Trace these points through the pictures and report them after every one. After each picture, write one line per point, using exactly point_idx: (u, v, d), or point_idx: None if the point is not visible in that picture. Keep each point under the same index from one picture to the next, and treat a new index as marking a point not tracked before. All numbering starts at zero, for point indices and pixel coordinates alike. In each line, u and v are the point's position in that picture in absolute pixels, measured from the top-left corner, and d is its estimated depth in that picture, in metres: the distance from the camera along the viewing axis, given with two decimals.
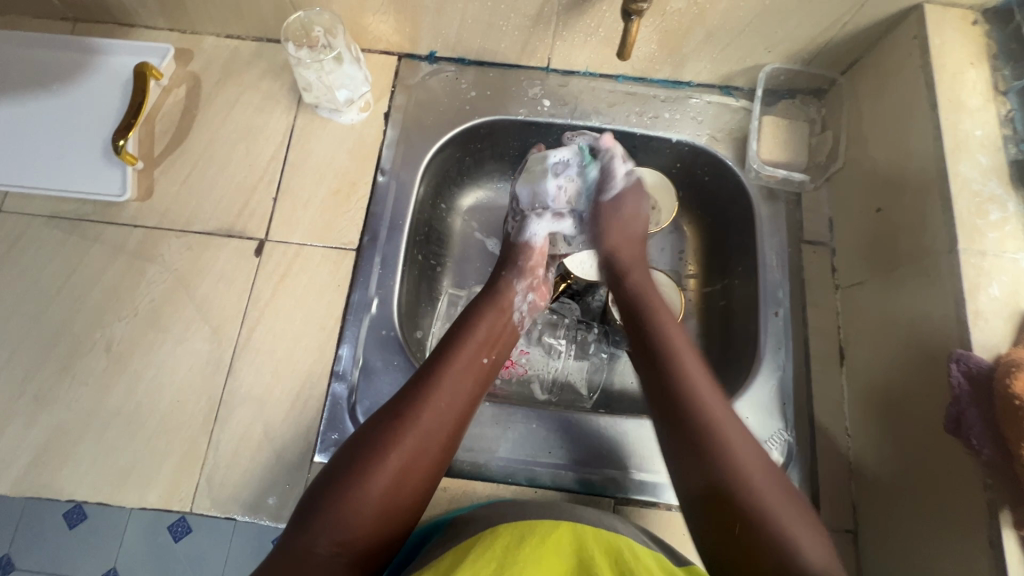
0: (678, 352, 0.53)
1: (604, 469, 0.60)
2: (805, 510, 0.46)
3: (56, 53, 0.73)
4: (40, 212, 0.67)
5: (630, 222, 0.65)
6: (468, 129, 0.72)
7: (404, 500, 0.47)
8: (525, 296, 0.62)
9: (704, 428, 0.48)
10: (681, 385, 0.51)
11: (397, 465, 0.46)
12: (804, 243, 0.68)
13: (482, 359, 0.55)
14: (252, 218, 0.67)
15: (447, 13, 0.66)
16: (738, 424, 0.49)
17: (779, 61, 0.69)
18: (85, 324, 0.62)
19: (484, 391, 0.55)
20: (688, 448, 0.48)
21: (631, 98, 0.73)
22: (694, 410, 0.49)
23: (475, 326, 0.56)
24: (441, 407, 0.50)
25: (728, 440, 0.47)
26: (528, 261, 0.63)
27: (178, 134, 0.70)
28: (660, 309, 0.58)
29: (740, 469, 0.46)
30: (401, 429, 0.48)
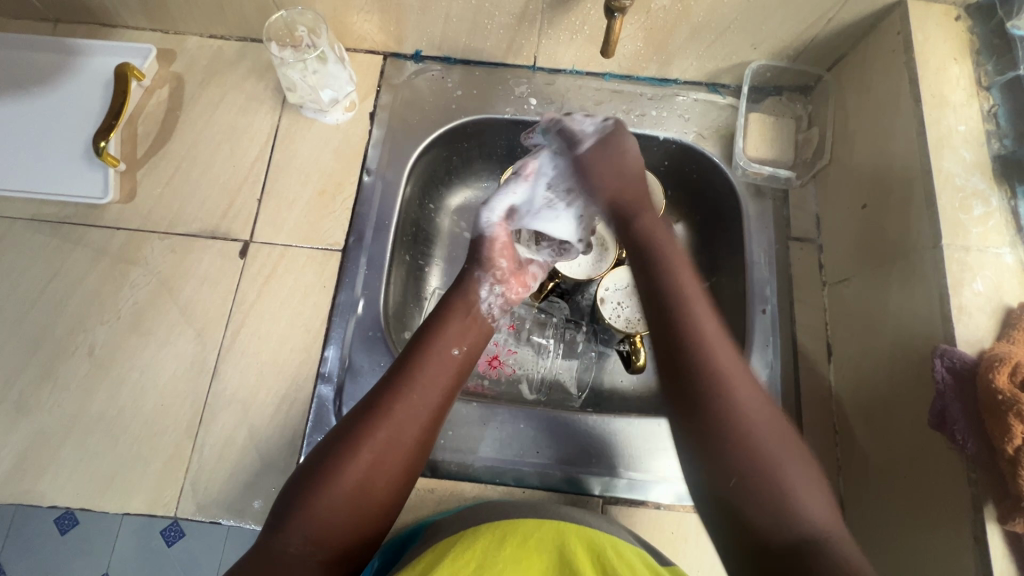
0: (685, 300, 0.52)
1: (587, 469, 0.60)
2: (805, 459, 0.46)
3: (38, 54, 0.72)
4: (21, 215, 0.66)
5: (630, 167, 0.61)
6: (455, 128, 0.72)
7: (379, 495, 0.47)
8: (492, 289, 0.61)
9: (711, 381, 0.47)
10: (690, 324, 0.50)
11: (367, 461, 0.46)
12: (792, 239, 0.68)
13: (453, 351, 0.54)
14: (237, 219, 0.67)
15: (430, 11, 0.66)
16: (746, 379, 0.48)
17: (765, 58, 0.69)
18: (68, 328, 0.62)
19: (462, 382, 0.54)
20: (693, 398, 0.47)
21: (617, 96, 0.73)
22: (700, 361, 0.48)
23: (446, 320, 0.56)
24: (411, 400, 0.49)
25: (733, 385, 0.47)
26: (487, 253, 0.61)
27: (162, 135, 0.70)
28: (670, 252, 0.56)
29: (745, 419, 0.46)
30: (370, 426, 0.47)
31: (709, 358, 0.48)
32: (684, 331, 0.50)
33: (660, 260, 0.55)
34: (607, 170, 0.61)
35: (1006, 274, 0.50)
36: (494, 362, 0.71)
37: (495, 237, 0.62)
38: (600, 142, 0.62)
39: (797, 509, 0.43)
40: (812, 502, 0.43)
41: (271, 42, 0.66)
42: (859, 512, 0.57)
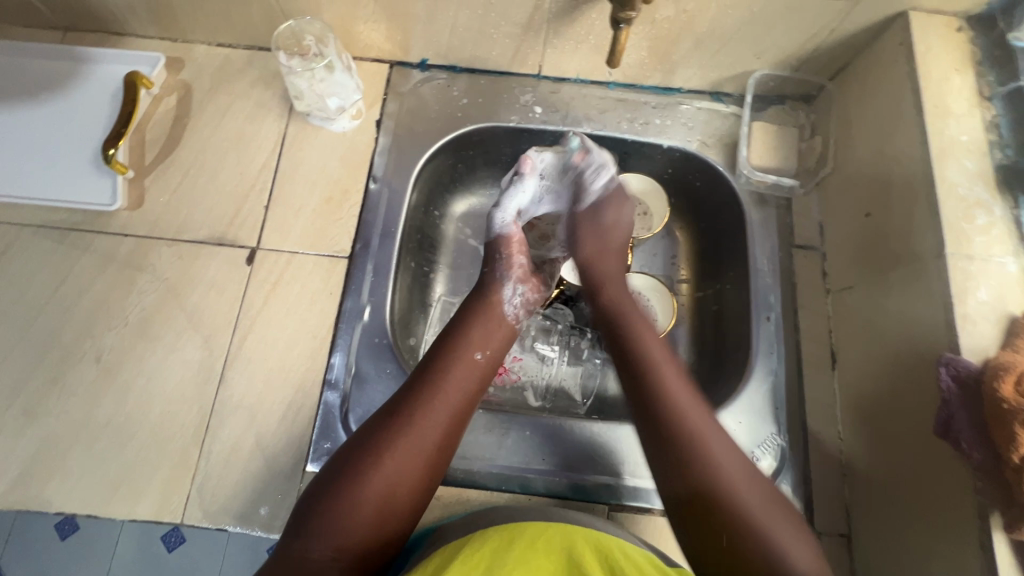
0: (655, 364, 0.53)
1: (593, 475, 0.60)
2: (788, 514, 0.46)
3: (47, 62, 0.73)
4: (29, 222, 0.66)
5: (609, 231, 0.64)
6: (461, 136, 0.72)
7: (406, 497, 0.47)
8: (514, 289, 0.62)
9: (690, 442, 0.48)
10: (660, 389, 0.51)
11: (391, 466, 0.47)
12: (795, 247, 0.69)
13: (477, 355, 0.55)
14: (244, 226, 0.67)
15: (437, 21, 0.66)
16: (721, 438, 0.49)
17: (768, 67, 0.70)
18: (75, 334, 0.62)
19: (486, 385, 0.55)
20: (671, 462, 0.48)
21: (622, 105, 0.74)
22: (677, 421, 0.49)
23: (469, 324, 0.57)
24: (437, 403, 0.50)
25: (710, 447, 0.48)
26: (505, 252, 0.63)
27: (170, 142, 0.70)
28: (640, 321, 0.58)
29: (726, 476, 0.47)
30: (398, 428, 0.48)
31: (684, 419, 0.49)
32: (659, 391, 0.51)
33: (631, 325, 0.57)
34: (587, 235, 0.64)
35: (1010, 283, 0.50)
36: (499, 369, 0.71)
37: (511, 237, 0.64)
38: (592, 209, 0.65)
39: (790, 558, 0.43)
40: (801, 551, 0.44)
41: (278, 50, 0.66)
42: (865, 519, 0.57)
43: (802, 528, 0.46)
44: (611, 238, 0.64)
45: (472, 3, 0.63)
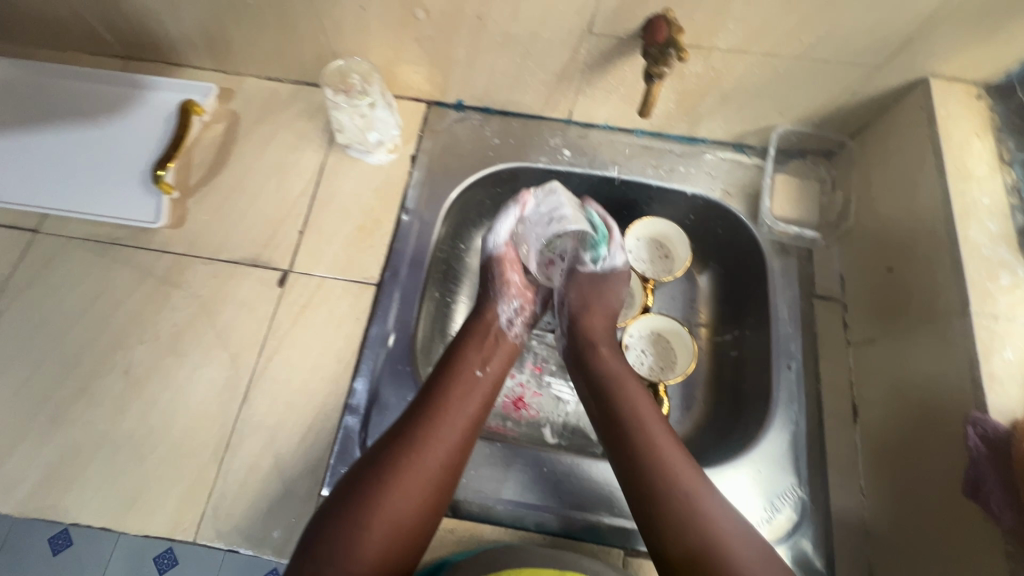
0: (644, 423, 0.55)
1: (599, 513, 0.59)
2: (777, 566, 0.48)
3: (107, 87, 0.77)
4: (74, 235, 0.69)
5: (605, 294, 0.68)
6: (491, 173, 0.75)
7: (421, 511, 0.48)
8: (512, 305, 0.66)
9: (682, 496, 0.50)
10: (650, 446, 0.53)
11: (401, 486, 0.48)
12: (816, 297, 0.70)
13: (478, 372, 0.58)
14: (278, 249, 0.69)
15: (477, 67, 0.70)
16: (711, 490, 0.51)
17: (791, 124, 0.72)
18: (107, 345, 0.63)
19: (490, 401, 0.57)
20: (662, 514, 0.50)
21: (648, 152, 0.77)
22: (668, 477, 0.51)
23: (467, 344, 0.60)
24: (447, 419, 0.52)
25: (702, 505, 0.50)
26: (499, 271, 0.67)
27: (214, 166, 0.74)
28: (628, 380, 0.60)
29: (718, 531, 0.48)
30: (410, 442, 0.50)
31: (677, 473, 0.51)
32: (646, 446, 0.53)
33: (616, 384, 0.59)
34: (590, 296, 0.68)
35: None
36: (519, 404, 0.72)
37: (503, 257, 0.68)
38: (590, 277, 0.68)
39: None
40: None
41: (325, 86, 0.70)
42: None
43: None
44: (609, 308, 0.68)
45: (512, 52, 0.66)
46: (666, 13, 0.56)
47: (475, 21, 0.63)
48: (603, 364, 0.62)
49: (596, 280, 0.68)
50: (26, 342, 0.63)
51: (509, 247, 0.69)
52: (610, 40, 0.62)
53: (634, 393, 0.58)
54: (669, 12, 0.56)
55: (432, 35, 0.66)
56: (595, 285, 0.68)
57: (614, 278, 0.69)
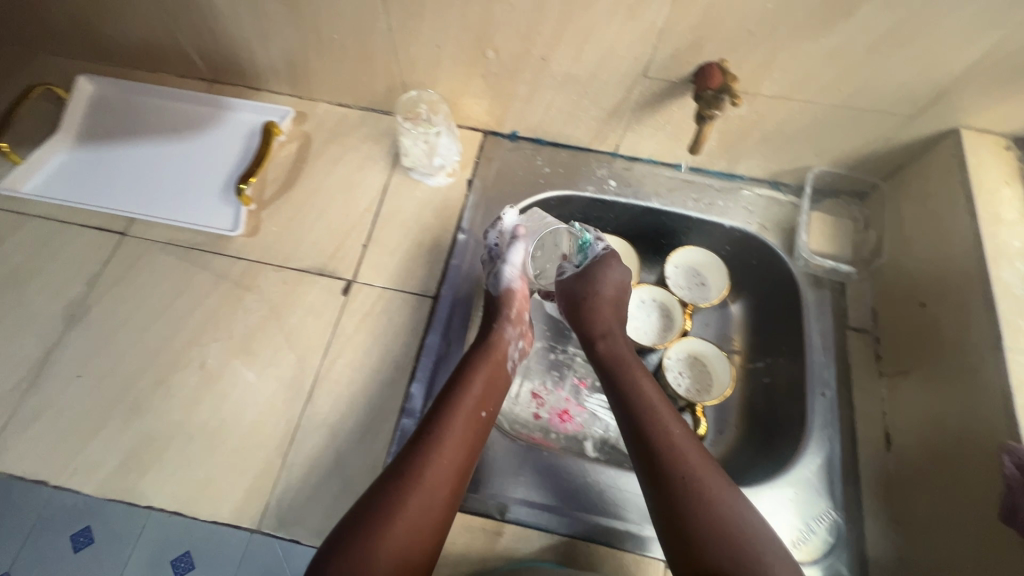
0: (651, 402, 0.60)
1: (624, 518, 0.63)
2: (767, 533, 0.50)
3: (192, 106, 0.85)
4: (158, 238, 0.75)
5: (602, 282, 0.71)
6: (542, 199, 0.81)
7: (419, 551, 0.49)
8: (517, 344, 0.69)
9: (683, 480, 0.52)
10: (652, 423, 0.57)
11: (406, 525, 0.49)
12: (850, 329, 0.73)
13: (480, 413, 0.59)
14: (344, 260, 0.74)
15: (535, 102, 0.76)
16: (709, 464, 0.54)
17: (826, 165, 0.77)
18: (184, 341, 0.68)
19: (483, 440, 0.59)
20: (660, 482, 0.53)
21: (689, 186, 0.82)
22: (670, 458, 0.54)
23: (473, 379, 0.61)
24: (444, 459, 0.54)
25: (698, 475, 0.53)
26: (512, 312, 0.69)
27: (288, 182, 0.80)
28: (633, 364, 0.64)
29: (710, 498, 0.51)
30: (408, 485, 0.51)
31: (675, 445, 0.55)
32: (650, 422, 0.57)
33: (624, 369, 0.64)
34: (587, 287, 0.71)
35: None
36: (563, 417, 0.75)
37: (516, 294, 0.70)
38: (581, 274, 0.72)
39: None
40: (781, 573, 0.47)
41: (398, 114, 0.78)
42: None
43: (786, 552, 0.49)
44: (609, 295, 0.70)
45: (570, 90, 0.72)
46: (722, 63, 0.62)
47: (539, 62, 0.69)
48: (609, 351, 0.66)
49: (590, 276, 0.71)
50: (112, 336, 0.68)
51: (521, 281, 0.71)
52: (662, 83, 0.68)
53: (641, 377, 0.63)
54: (725, 63, 0.63)
55: (498, 72, 0.72)
56: (592, 278, 0.71)
57: (604, 263, 0.72)
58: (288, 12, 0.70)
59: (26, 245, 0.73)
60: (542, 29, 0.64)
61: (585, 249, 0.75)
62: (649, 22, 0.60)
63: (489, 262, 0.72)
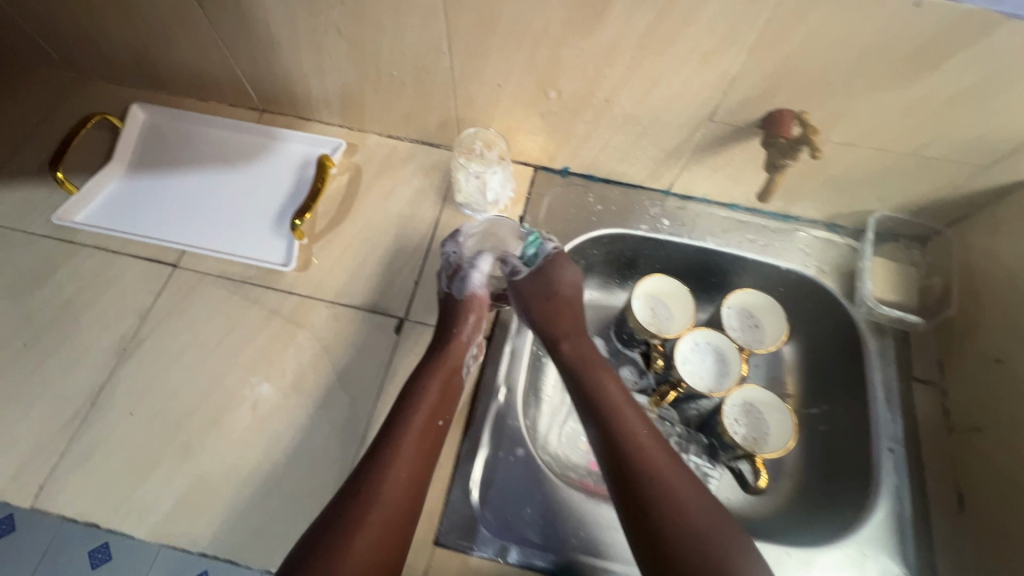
0: (618, 408, 0.60)
1: (601, 552, 0.61)
2: (734, 535, 0.51)
3: (244, 136, 0.84)
4: (210, 271, 0.74)
5: (560, 281, 0.70)
6: (594, 237, 0.80)
7: (381, 567, 0.50)
8: (473, 352, 0.68)
9: (650, 483, 0.53)
10: (621, 429, 0.58)
11: (365, 538, 0.50)
12: (915, 380, 0.71)
13: (435, 423, 0.60)
14: (396, 297, 0.73)
15: (592, 140, 0.75)
16: (677, 468, 0.55)
17: (888, 210, 0.75)
18: (238, 379, 0.67)
19: (438, 445, 0.60)
20: (631, 486, 0.54)
21: (743, 226, 0.81)
22: (639, 464, 0.55)
23: (428, 386, 0.62)
24: (399, 471, 0.54)
25: (666, 479, 0.54)
26: (464, 319, 0.68)
27: (339, 215, 0.79)
28: (599, 369, 0.64)
29: (677, 500, 0.52)
30: (364, 505, 0.51)
31: (643, 450, 0.56)
32: (618, 428, 0.58)
33: (590, 375, 0.64)
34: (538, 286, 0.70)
35: None
36: None
37: (472, 304, 0.69)
38: (535, 273, 0.71)
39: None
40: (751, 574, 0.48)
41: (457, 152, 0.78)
42: None
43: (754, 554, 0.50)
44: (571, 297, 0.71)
45: (629, 130, 0.71)
46: (801, 114, 0.61)
47: (602, 103, 0.68)
48: (573, 355, 0.66)
49: (546, 275, 0.71)
50: (164, 372, 0.67)
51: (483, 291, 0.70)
52: (727, 127, 0.66)
53: (607, 383, 0.63)
54: (804, 114, 0.62)
55: (558, 112, 0.71)
56: (549, 278, 0.70)
57: (557, 265, 0.71)
58: (349, 50, 0.69)
59: (79, 276, 0.73)
60: (610, 73, 0.63)
61: (535, 247, 0.73)
62: (723, 69, 0.59)
63: (450, 271, 0.71)
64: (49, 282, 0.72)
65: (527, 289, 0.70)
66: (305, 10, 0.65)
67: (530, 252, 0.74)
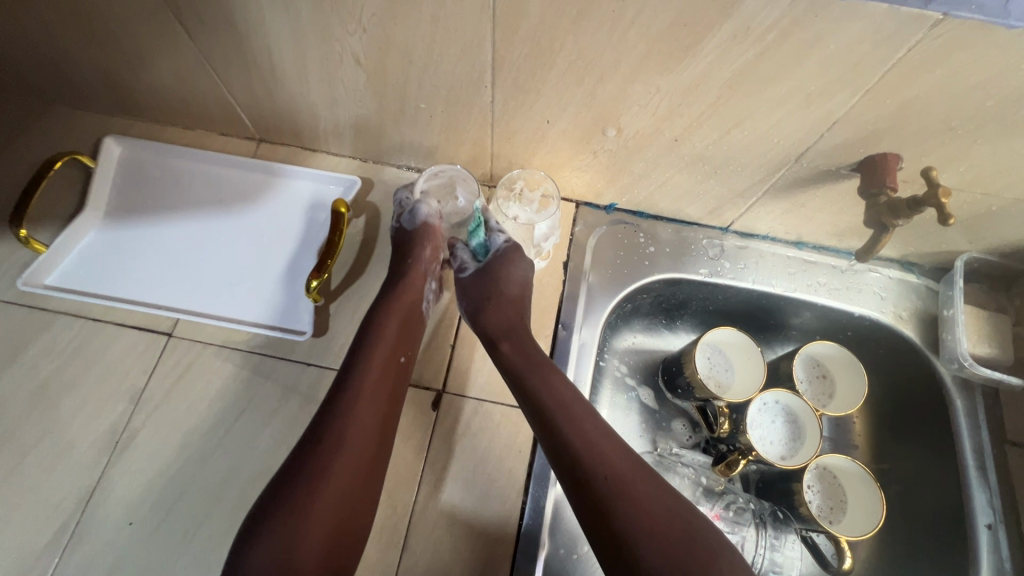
0: (567, 404, 0.54)
1: None
2: (693, 517, 0.47)
3: (240, 173, 0.73)
4: (212, 340, 0.64)
5: (506, 280, 0.64)
6: (647, 284, 0.71)
7: (354, 503, 0.49)
8: (430, 285, 0.67)
9: (604, 481, 0.48)
10: (571, 429, 0.52)
11: (333, 486, 0.48)
12: (1009, 443, 0.64)
13: (398, 357, 0.58)
14: (430, 366, 0.66)
15: (649, 178, 0.65)
16: (632, 460, 0.50)
17: (977, 251, 0.67)
18: (253, 475, 0.58)
19: (402, 383, 0.58)
20: (585, 487, 0.48)
21: (813, 266, 0.72)
22: (592, 464, 0.49)
23: (388, 327, 0.59)
24: (363, 411, 0.52)
25: (619, 474, 0.48)
26: (416, 253, 0.66)
27: (357, 268, 0.69)
28: (545, 364, 0.58)
29: (631, 494, 0.47)
30: (329, 449, 0.49)
31: (595, 446, 0.50)
32: (567, 427, 0.52)
33: (530, 376, 0.57)
34: (497, 271, 0.65)
35: None
36: None
37: (420, 235, 0.67)
38: (491, 266, 0.65)
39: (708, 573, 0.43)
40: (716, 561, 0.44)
41: (500, 195, 0.70)
42: None
43: (716, 534, 0.46)
44: (520, 278, 0.65)
45: (696, 170, 0.62)
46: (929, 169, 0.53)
47: (669, 142, 0.58)
48: (512, 352, 0.59)
49: (492, 275, 0.64)
50: (165, 468, 0.58)
51: (431, 227, 0.68)
52: (815, 169, 0.57)
53: (551, 378, 0.56)
54: (933, 170, 0.53)
55: (614, 149, 0.61)
56: (493, 277, 0.64)
57: (506, 260, 0.65)
58: (369, 80, 0.58)
59: (57, 352, 0.62)
60: (685, 112, 0.53)
61: (481, 238, 0.68)
62: (828, 112, 0.50)
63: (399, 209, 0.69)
64: (21, 362, 0.62)
65: (475, 291, 0.65)
66: (316, 35, 0.53)
67: (477, 243, 0.69)
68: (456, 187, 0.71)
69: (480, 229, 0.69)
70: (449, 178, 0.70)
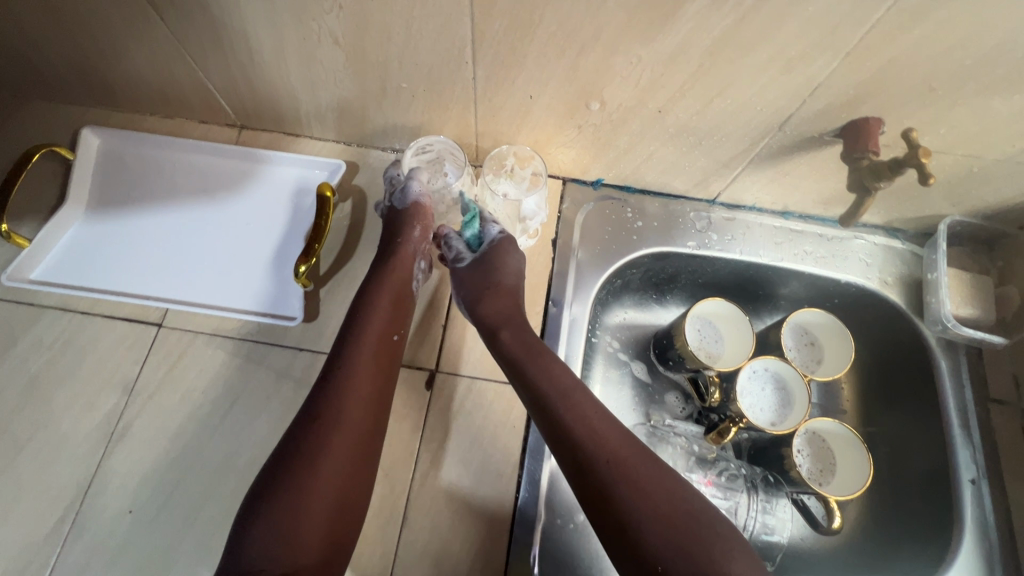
0: (566, 391, 0.54)
1: None
2: (691, 494, 0.48)
3: (222, 161, 0.72)
4: (203, 329, 0.64)
5: (502, 271, 0.65)
6: (636, 258, 0.72)
7: (353, 481, 0.50)
8: (419, 264, 0.67)
9: (606, 465, 0.49)
10: (571, 414, 0.52)
11: (330, 465, 0.48)
12: (991, 401, 0.66)
13: (391, 335, 0.58)
14: (423, 347, 0.66)
15: (634, 152, 0.65)
16: (632, 443, 0.51)
17: (960, 215, 0.68)
18: (250, 460, 0.58)
19: (395, 363, 0.58)
20: (586, 470, 0.49)
21: (800, 235, 0.73)
22: (593, 447, 0.50)
23: (380, 309, 0.59)
24: (358, 393, 0.52)
25: (620, 458, 0.49)
26: (404, 232, 0.66)
27: (346, 252, 0.69)
28: (543, 350, 0.58)
29: (632, 476, 0.48)
30: (324, 430, 0.49)
31: (596, 431, 0.51)
32: (567, 413, 0.53)
33: (529, 364, 0.57)
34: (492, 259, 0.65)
35: None
36: None
37: (409, 215, 0.67)
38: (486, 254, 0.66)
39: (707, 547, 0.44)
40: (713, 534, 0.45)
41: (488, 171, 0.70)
42: None
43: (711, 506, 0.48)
44: (514, 267, 0.65)
45: (681, 142, 0.62)
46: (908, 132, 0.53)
47: (653, 114, 0.58)
48: (509, 339, 0.60)
49: (489, 266, 0.65)
50: (162, 456, 0.58)
51: (420, 204, 0.67)
52: (799, 136, 0.58)
53: (551, 365, 0.56)
54: (912, 132, 0.53)
55: (598, 124, 0.61)
56: (490, 269, 0.65)
57: (501, 250, 0.65)
58: (348, 60, 0.57)
59: (45, 347, 0.62)
60: (667, 83, 0.53)
61: (475, 229, 0.68)
62: (809, 77, 0.50)
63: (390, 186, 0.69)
64: (10, 359, 0.61)
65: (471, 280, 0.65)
66: (292, 16, 0.52)
67: (470, 233, 0.68)
68: (445, 162, 0.70)
69: (473, 220, 0.68)
70: (438, 152, 0.69)
